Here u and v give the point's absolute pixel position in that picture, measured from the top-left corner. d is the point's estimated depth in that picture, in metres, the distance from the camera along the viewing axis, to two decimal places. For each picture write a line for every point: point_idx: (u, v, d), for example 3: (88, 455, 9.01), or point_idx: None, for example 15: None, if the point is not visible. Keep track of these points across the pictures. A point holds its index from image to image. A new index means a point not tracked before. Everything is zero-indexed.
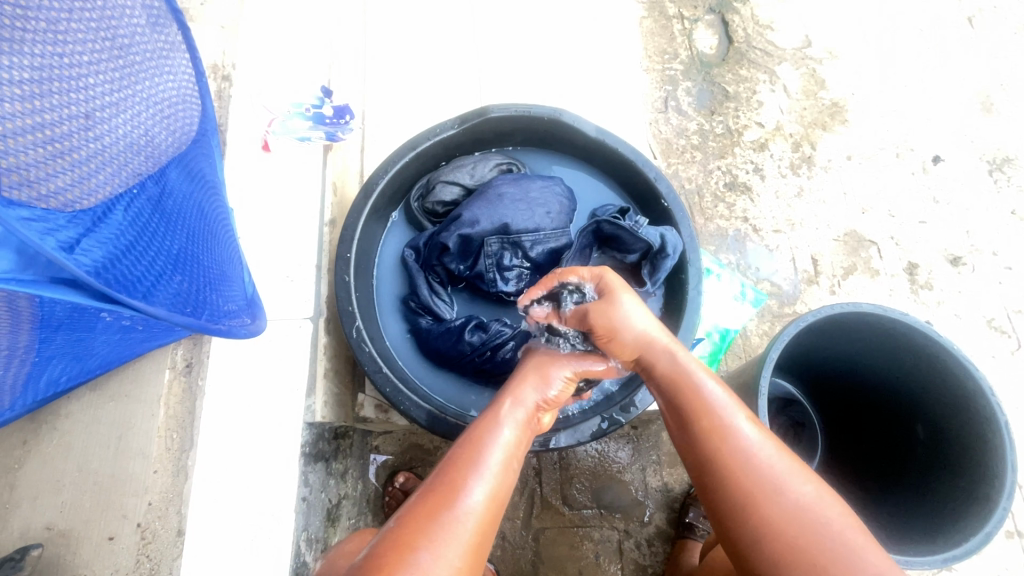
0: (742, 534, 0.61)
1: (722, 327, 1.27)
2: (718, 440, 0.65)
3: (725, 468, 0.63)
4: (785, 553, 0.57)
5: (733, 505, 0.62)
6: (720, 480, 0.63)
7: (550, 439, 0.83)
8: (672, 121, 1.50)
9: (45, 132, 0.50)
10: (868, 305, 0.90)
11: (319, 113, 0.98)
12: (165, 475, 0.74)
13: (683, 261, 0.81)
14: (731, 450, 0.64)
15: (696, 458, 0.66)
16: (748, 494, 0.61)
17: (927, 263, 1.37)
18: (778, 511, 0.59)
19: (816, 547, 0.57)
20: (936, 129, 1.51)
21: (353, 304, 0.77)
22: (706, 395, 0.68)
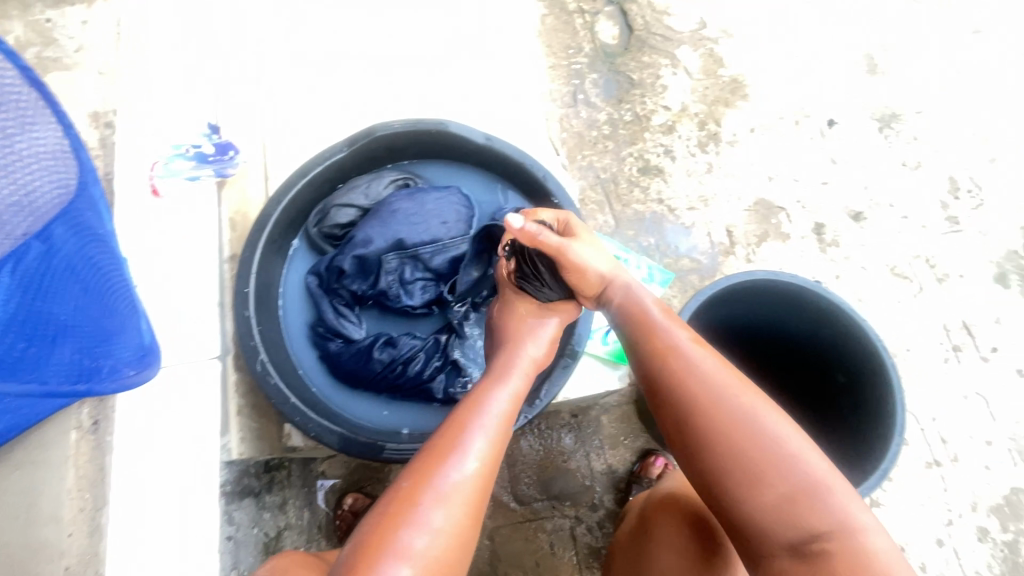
0: (703, 441, 0.66)
1: None
2: (675, 365, 0.70)
3: (676, 387, 0.69)
4: (743, 452, 0.64)
5: (688, 422, 0.68)
6: (671, 399, 0.70)
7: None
8: (582, 114, 1.53)
9: None
10: (761, 273, 0.96)
11: (201, 152, 1.01)
12: (81, 536, 0.76)
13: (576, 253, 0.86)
14: (690, 367, 0.70)
15: (654, 380, 0.72)
16: (704, 405, 0.67)
17: (832, 222, 1.45)
18: (731, 416, 0.66)
19: (765, 454, 0.64)
20: (829, 93, 1.60)
21: (256, 339, 0.78)
22: (658, 321, 0.75)
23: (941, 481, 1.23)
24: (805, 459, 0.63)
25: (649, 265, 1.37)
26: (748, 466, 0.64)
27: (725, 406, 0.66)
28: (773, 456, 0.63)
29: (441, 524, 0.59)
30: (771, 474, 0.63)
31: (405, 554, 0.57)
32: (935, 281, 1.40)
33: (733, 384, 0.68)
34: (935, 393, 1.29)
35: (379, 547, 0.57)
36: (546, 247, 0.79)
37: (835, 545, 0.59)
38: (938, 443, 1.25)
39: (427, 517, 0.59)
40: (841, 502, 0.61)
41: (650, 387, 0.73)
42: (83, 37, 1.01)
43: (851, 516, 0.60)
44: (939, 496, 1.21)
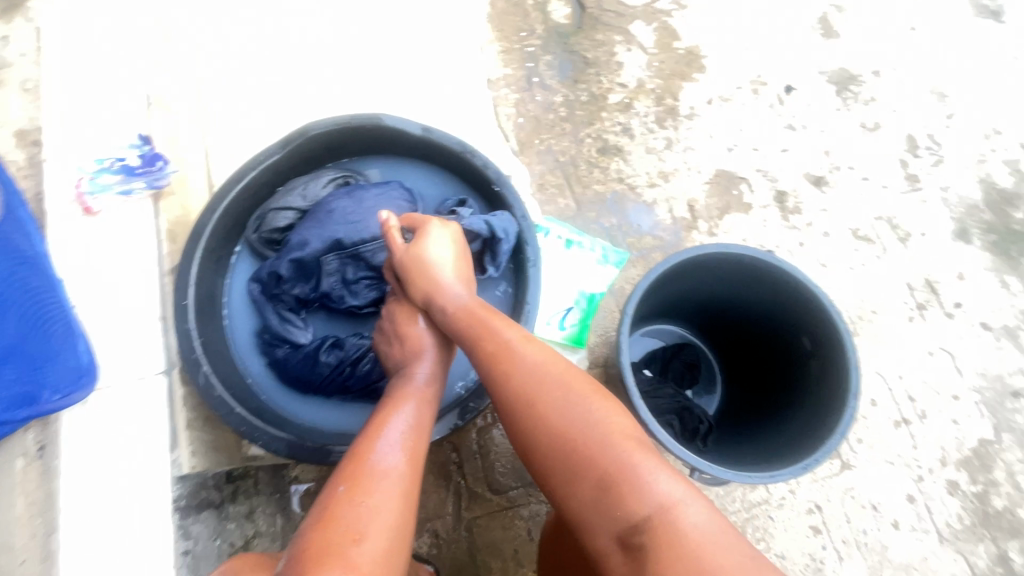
0: (546, 443, 0.67)
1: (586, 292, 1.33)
2: (502, 368, 0.72)
3: (511, 387, 0.70)
4: (575, 443, 0.66)
5: (522, 433, 0.69)
6: (509, 403, 0.70)
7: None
8: (538, 97, 1.49)
9: None
10: (712, 247, 0.96)
11: (127, 165, 0.96)
12: (34, 562, 0.78)
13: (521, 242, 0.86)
14: (522, 367, 0.71)
15: (490, 386, 0.73)
16: (531, 406, 0.69)
17: (794, 189, 1.44)
18: (563, 413, 0.67)
19: (603, 452, 0.65)
20: (785, 59, 1.58)
21: (197, 351, 0.77)
22: (496, 328, 0.74)
23: (910, 438, 1.24)
24: (621, 444, 0.65)
25: (602, 245, 1.37)
26: (581, 457, 0.65)
27: (572, 412, 0.67)
28: (616, 454, 0.64)
29: (376, 526, 0.59)
30: (598, 462, 0.64)
31: (343, 560, 0.55)
32: (898, 240, 1.40)
33: (573, 391, 0.69)
34: (902, 352, 1.30)
35: (316, 552, 0.55)
36: (396, 247, 0.80)
37: (656, 527, 0.59)
38: (906, 401, 1.26)
39: (366, 512, 0.59)
40: (672, 494, 0.61)
41: (494, 399, 0.73)
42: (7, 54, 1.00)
43: (676, 503, 0.61)
44: (909, 453, 1.23)
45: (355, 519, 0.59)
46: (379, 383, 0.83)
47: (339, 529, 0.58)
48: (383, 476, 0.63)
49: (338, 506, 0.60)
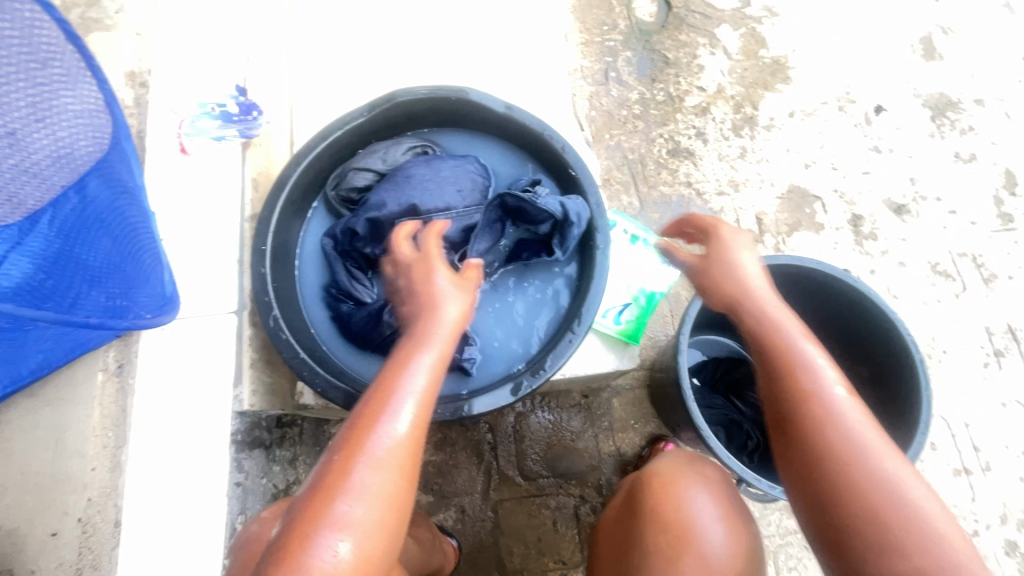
0: (828, 485, 0.63)
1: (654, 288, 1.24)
2: (816, 408, 0.65)
3: (813, 422, 0.65)
4: (873, 503, 0.60)
5: (790, 425, 0.67)
6: (806, 437, 0.65)
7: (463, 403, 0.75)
8: (613, 92, 1.49)
9: None
10: (789, 257, 0.93)
11: (226, 112, 1.00)
12: (103, 471, 0.79)
13: (592, 228, 0.84)
14: (824, 399, 0.66)
15: (783, 410, 0.68)
16: (846, 455, 0.63)
17: (872, 214, 1.37)
18: (867, 476, 0.61)
19: (844, 475, 0.62)
20: (878, 78, 1.51)
21: (270, 294, 0.80)
22: (806, 356, 0.68)
23: (969, 490, 1.16)
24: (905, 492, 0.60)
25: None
26: (871, 517, 0.60)
27: (836, 412, 0.65)
28: (864, 478, 0.62)
29: (359, 516, 0.57)
30: (885, 515, 0.60)
31: (339, 520, 0.56)
32: (981, 281, 1.32)
33: (835, 395, 0.66)
34: (971, 398, 1.22)
35: (313, 515, 0.56)
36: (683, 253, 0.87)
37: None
38: (970, 451, 1.19)
39: (343, 512, 0.56)
40: (906, 511, 0.60)
41: (789, 427, 0.67)
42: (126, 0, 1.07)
43: (925, 511, 0.59)
44: (967, 506, 1.15)
45: (346, 501, 0.57)
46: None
47: (330, 506, 0.56)
48: (392, 441, 0.60)
49: (336, 475, 0.58)
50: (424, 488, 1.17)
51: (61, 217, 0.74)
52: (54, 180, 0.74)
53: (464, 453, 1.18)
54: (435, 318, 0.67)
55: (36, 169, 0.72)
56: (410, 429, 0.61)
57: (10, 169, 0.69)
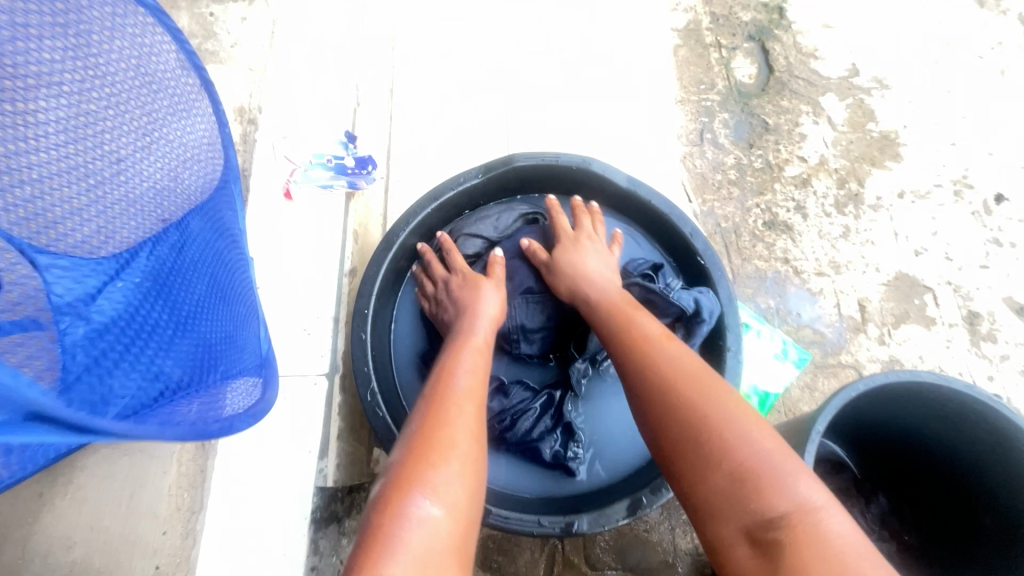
0: (707, 442, 0.63)
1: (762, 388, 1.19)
2: (655, 371, 0.70)
3: (659, 383, 0.69)
4: (716, 442, 0.62)
5: (639, 392, 0.71)
6: (663, 400, 0.68)
7: (575, 519, 0.80)
8: (708, 155, 1.38)
9: (45, 176, 0.61)
10: (928, 372, 0.82)
11: (341, 163, 1.01)
12: (175, 536, 0.77)
13: (721, 323, 0.87)
14: (670, 364, 0.70)
15: (635, 379, 0.72)
16: (681, 400, 0.66)
17: (990, 313, 1.26)
18: (715, 418, 0.63)
19: (706, 433, 0.63)
20: (998, 164, 1.40)
21: (369, 365, 0.81)
22: (642, 325, 0.76)
23: None
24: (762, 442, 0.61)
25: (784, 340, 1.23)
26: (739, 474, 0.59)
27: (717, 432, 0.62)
28: (730, 434, 0.62)
29: (457, 474, 0.59)
30: (745, 461, 0.60)
31: (433, 479, 0.58)
32: None
33: (680, 357, 0.71)
34: None
35: (414, 476, 0.58)
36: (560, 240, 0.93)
37: (793, 530, 0.54)
38: None
39: (443, 468, 0.59)
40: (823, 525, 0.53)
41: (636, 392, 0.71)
42: (238, 34, 1.07)
43: (820, 504, 0.56)
44: None
45: (445, 464, 0.59)
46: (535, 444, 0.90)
47: (429, 466, 0.59)
48: (465, 412, 0.66)
49: (423, 440, 0.62)
50: (482, 566, 1.08)
51: (159, 251, 0.72)
52: (155, 214, 0.73)
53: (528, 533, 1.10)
54: (478, 309, 0.82)
55: (139, 202, 0.71)
56: (474, 392, 0.70)
57: (115, 200, 0.69)
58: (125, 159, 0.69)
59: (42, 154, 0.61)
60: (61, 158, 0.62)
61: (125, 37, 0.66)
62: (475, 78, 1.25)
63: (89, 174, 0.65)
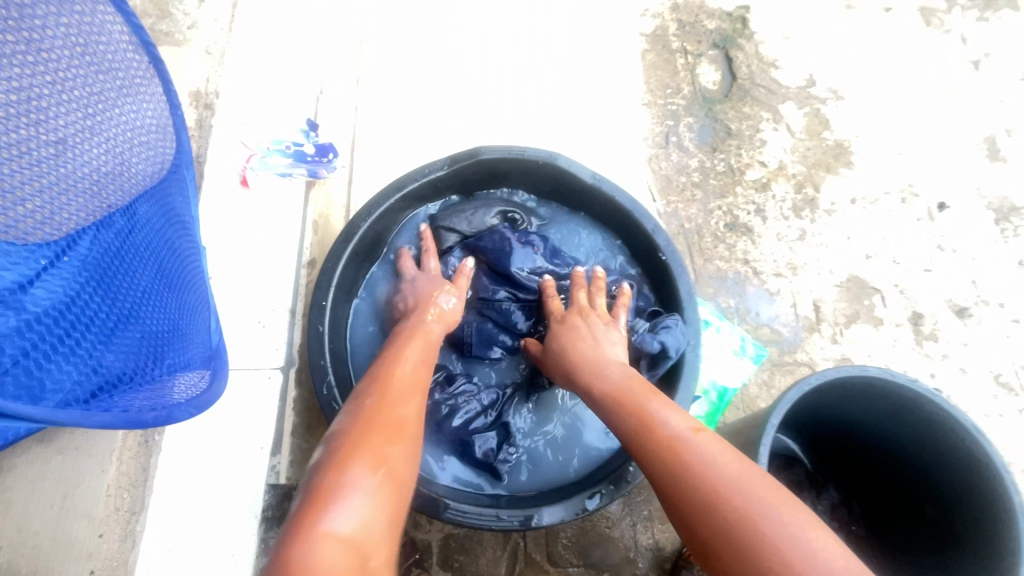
0: (721, 527, 0.57)
1: (716, 380, 1.23)
2: (663, 448, 0.65)
3: (676, 465, 0.63)
4: (746, 537, 0.55)
5: (658, 472, 0.64)
6: (679, 482, 0.62)
7: (533, 513, 0.81)
8: (673, 157, 1.41)
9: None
10: (876, 368, 0.85)
11: (301, 151, 0.99)
12: (113, 539, 0.72)
13: (682, 322, 0.91)
14: (694, 448, 0.63)
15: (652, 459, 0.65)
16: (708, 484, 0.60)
17: (933, 314, 1.32)
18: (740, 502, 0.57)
19: (722, 515, 0.58)
20: (942, 174, 1.48)
21: (325, 357, 0.79)
22: (657, 409, 0.70)
23: None
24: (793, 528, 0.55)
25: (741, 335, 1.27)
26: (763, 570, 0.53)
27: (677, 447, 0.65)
28: (743, 513, 0.57)
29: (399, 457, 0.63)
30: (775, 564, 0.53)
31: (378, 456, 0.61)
32: None
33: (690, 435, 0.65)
34: None
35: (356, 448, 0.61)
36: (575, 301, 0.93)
37: None
38: None
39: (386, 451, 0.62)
40: (762, 508, 0.56)
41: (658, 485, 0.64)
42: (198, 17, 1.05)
43: None
44: None
45: (389, 446, 0.63)
46: (473, 440, 0.91)
47: (373, 444, 0.62)
48: (408, 401, 0.70)
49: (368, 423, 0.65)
50: (442, 565, 1.07)
51: (106, 234, 0.69)
52: (104, 198, 0.69)
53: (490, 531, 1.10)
54: (433, 301, 0.87)
55: (84, 186, 0.67)
56: (420, 381, 0.74)
57: (52, 185, 0.64)
58: (66, 141, 0.65)
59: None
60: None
61: (74, 11, 0.64)
62: (444, 72, 1.24)
63: (28, 155, 0.61)
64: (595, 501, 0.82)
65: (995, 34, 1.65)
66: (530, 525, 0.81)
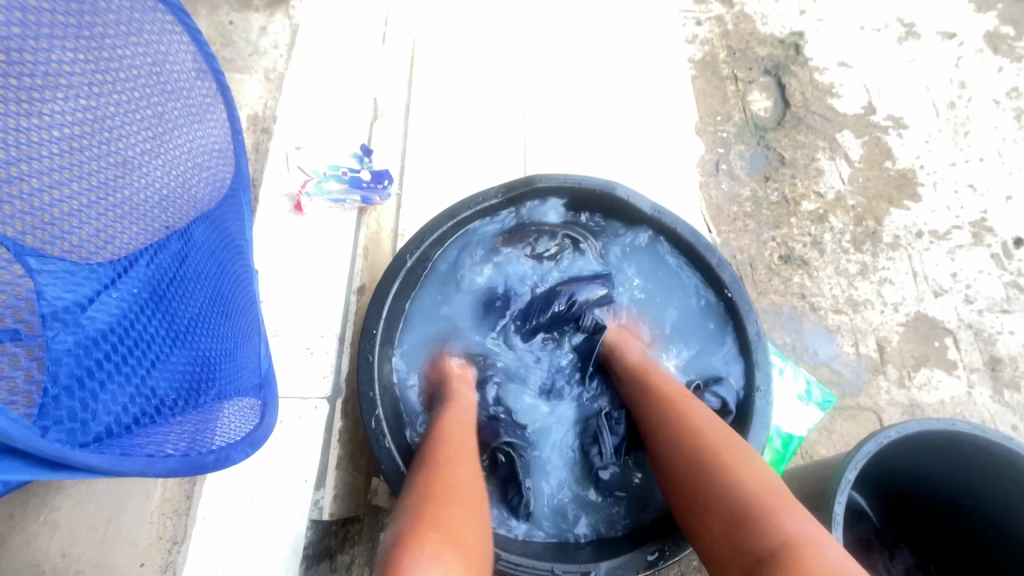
0: (718, 462, 0.65)
1: (786, 433, 1.14)
2: (678, 407, 0.75)
3: (695, 424, 0.71)
4: (741, 482, 0.61)
5: (684, 431, 0.71)
6: (695, 435, 0.69)
7: (593, 569, 0.76)
8: (723, 186, 1.37)
9: (41, 176, 0.56)
10: (963, 422, 0.77)
11: (357, 177, 0.97)
12: (152, 568, 0.72)
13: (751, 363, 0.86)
14: (706, 417, 0.72)
15: (674, 423, 0.73)
16: (712, 443, 0.67)
17: (1012, 358, 1.22)
18: (745, 459, 0.64)
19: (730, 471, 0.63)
20: (1017, 207, 1.38)
21: (374, 388, 0.77)
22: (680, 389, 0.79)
23: None
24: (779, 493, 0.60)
25: (807, 380, 1.18)
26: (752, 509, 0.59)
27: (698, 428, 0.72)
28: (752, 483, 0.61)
29: (465, 535, 0.56)
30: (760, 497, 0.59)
31: (443, 527, 0.55)
32: None
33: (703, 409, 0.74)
34: None
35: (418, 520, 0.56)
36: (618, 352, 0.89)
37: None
38: None
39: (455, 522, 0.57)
40: (761, 483, 0.61)
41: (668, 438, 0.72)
42: (259, 47, 1.09)
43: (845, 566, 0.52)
44: None
45: (449, 512, 0.58)
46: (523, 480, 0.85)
47: (431, 510, 0.58)
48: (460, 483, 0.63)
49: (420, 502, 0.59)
50: None
51: (154, 262, 0.68)
52: (151, 221, 0.68)
53: None
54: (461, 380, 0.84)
55: (123, 214, 0.65)
56: (461, 441, 0.71)
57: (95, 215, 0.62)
58: (110, 169, 0.63)
59: (22, 160, 0.54)
60: (41, 160, 0.56)
61: (139, 35, 0.64)
62: (493, 98, 1.23)
63: (81, 172, 0.60)
64: (659, 558, 0.77)
65: None
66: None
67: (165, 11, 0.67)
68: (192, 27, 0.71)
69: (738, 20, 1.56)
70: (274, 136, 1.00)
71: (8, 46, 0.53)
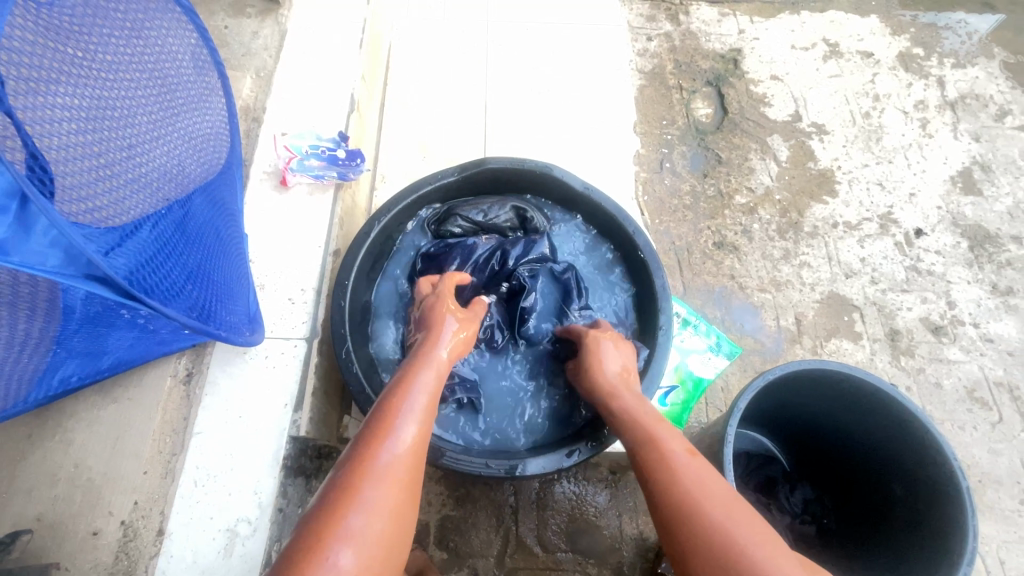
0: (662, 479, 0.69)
1: (696, 375, 1.31)
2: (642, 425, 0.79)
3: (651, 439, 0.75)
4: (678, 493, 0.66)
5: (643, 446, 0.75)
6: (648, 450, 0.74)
7: (519, 463, 0.89)
8: (666, 181, 1.54)
9: (87, 142, 0.63)
10: (835, 362, 0.94)
11: (333, 155, 1.11)
12: (154, 476, 0.81)
13: (657, 308, 1.01)
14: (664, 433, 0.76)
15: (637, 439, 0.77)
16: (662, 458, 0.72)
17: (910, 331, 1.41)
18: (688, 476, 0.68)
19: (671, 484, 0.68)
20: (920, 203, 1.58)
21: (345, 327, 0.91)
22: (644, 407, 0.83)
23: None
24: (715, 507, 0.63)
25: (717, 334, 1.36)
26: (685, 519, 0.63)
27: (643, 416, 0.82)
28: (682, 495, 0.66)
29: (376, 519, 0.57)
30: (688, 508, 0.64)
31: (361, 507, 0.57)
32: (1016, 414, 1.33)
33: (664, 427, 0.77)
34: (1006, 530, 1.21)
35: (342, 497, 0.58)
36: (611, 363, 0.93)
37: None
38: None
39: (367, 502, 0.58)
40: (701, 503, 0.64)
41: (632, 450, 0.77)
42: (249, 48, 1.23)
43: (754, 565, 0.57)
44: None
45: (371, 492, 0.59)
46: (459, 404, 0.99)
47: (360, 488, 0.59)
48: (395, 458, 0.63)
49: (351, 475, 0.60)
50: (438, 544, 1.15)
51: (168, 218, 0.77)
52: (165, 189, 0.77)
53: (483, 514, 1.18)
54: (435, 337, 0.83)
55: (142, 183, 0.73)
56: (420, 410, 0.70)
57: (124, 180, 0.69)
58: (134, 140, 0.71)
59: (82, 125, 0.62)
60: (86, 128, 0.63)
61: (156, 29, 0.76)
62: None
63: (115, 142, 0.68)
64: (575, 459, 0.90)
65: (969, 79, 1.79)
66: (515, 474, 0.89)
67: (178, 12, 0.80)
68: (201, 25, 0.84)
69: (684, 37, 1.76)
70: (263, 123, 1.15)
71: (73, 22, 0.61)
